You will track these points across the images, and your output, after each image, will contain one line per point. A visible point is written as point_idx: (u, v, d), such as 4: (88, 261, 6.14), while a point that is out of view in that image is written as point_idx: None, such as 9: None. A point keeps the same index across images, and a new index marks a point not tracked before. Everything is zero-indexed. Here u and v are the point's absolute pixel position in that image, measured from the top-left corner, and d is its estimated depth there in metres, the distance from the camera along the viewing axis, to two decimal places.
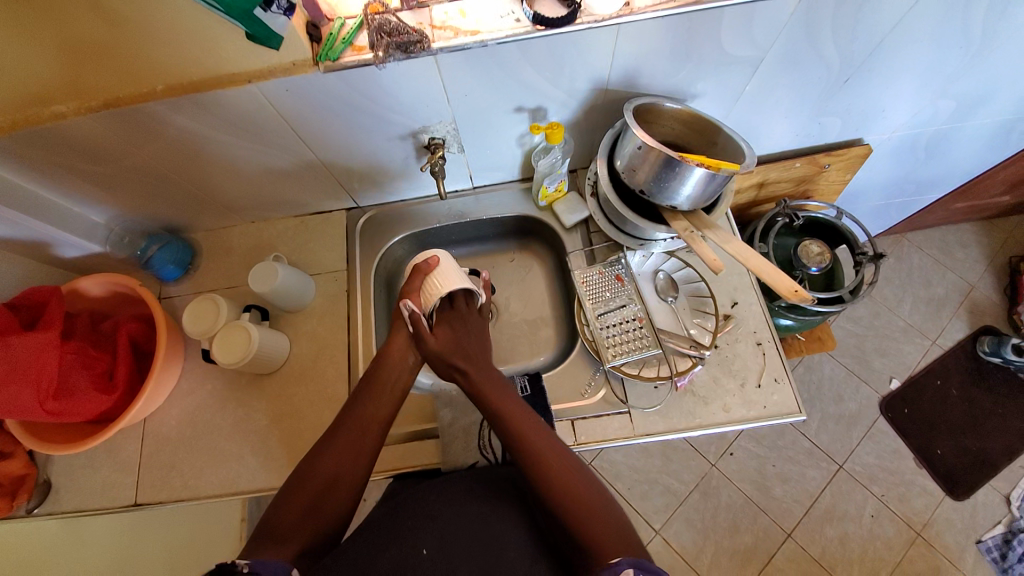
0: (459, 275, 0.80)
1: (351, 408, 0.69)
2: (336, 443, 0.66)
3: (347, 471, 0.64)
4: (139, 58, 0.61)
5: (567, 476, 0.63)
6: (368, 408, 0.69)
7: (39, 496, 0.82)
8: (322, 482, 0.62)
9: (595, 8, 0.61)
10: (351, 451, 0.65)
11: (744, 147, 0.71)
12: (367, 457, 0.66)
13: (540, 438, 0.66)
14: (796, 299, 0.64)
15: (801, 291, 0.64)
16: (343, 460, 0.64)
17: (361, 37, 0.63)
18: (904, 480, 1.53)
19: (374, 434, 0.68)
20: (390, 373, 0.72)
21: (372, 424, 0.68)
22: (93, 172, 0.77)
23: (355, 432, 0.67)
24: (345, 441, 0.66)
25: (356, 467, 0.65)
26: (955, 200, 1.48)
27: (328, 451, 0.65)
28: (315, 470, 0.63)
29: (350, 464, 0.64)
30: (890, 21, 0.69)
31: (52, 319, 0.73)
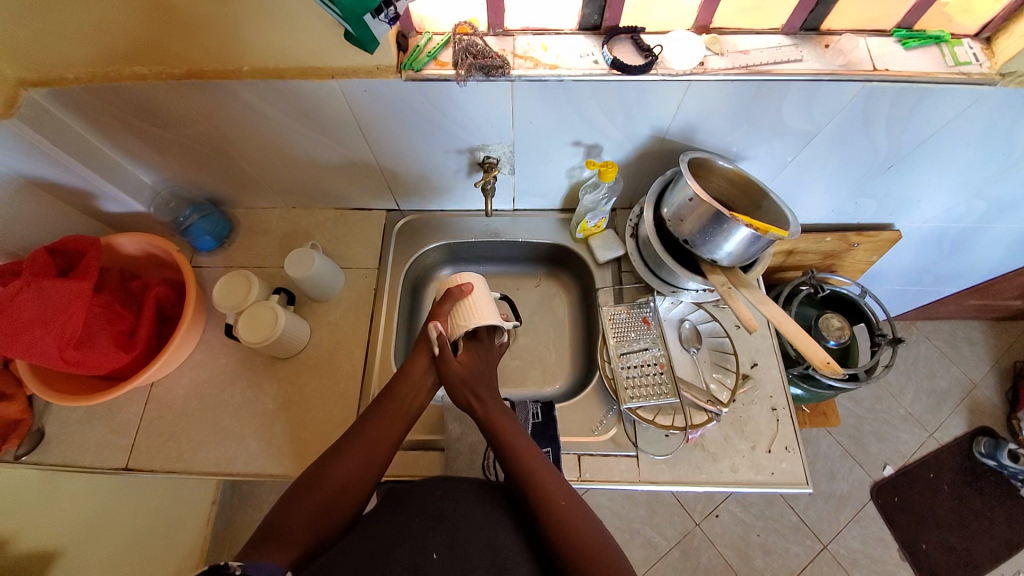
0: (492, 309, 0.77)
1: (369, 417, 0.68)
2: (349, 451, 0.65)
3: (356, 479, 0.63)
4: (232, 40, 0.63)
5: (571, 517, 0.61)
6: (383, 418, 0.68)
7: (30, 443, 0.80)
8: (332, 489, 0.61)
9: (672, 63, 0.65)
10: (362, 460, 0.64)
11: (788, 215, 0.73)
12: (378, 470, 0.64)
13: (546, 475, 0.64)
14: (827, 371, 0.64)
15: (831, 363, 0.65)
16: (354, 469, 0.63)
17: (445, 54, 0.66)
18: (888, 570, 1.50)
19: (385, 445, 0.66)
20: (409, 390, 0.71)
21: (384, 436, 0.67)
22: (155, 135, 0.78)
23: (367, 442, 0.66)
24: (357, 451, 0.65)
25: (365, 478, 0.63)
26: (970, 297, 1.51)
27: (340, 458, 0.64)
28: (327, 476, 0.62)
29: (360, 474, 0.63)
30: (943, 118, 0.73)
31: (87, 270, 0.73)
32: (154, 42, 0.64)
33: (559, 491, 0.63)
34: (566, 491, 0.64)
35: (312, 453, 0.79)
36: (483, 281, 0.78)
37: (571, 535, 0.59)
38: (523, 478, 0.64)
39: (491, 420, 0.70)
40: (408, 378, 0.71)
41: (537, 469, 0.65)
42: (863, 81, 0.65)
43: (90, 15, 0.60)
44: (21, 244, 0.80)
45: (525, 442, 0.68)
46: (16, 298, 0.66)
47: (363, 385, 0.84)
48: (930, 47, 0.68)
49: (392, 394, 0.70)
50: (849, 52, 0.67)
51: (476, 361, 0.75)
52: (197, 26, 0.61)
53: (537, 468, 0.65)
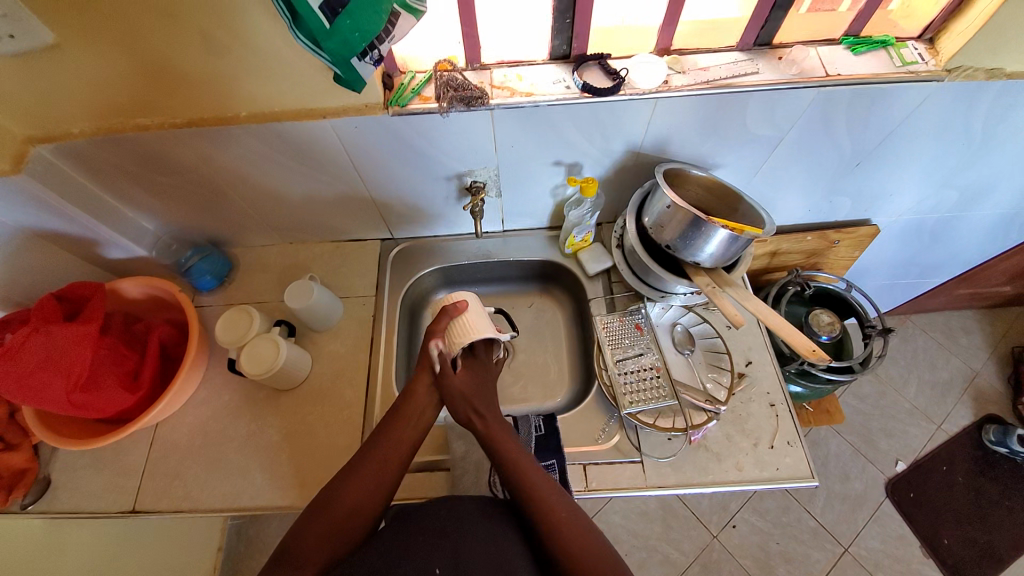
0: (488, 322, 0.77)
1: (374, 439, 0.69)
2: (359, 471, 0.66)
3: (367, 500, 0.63)
4: (228, 89, 0.68)
5: (574, 531, 0.62)
6: (391, 435, 0.69)
7: (36, 492, 0.80)
8: (342, 512, 0.62)
9: (638, 83, 0.70)
10: (370, 480, 0.65)
11: (763, 215, 0.76)
12: (387, 489, 0.65)
13: (547, 489, 0.65)
14: (814, 359, 0.66)
15: (818, 350, 0.67)
16: (364, 489, 0.64)
17: (428, 89, 0.71)
18: (912, 570, 1.47)
19: (395, 463, 0.67)
20: (413, 409, 0.72)
21: (393, 454, 0.68)
22: (156, 181, 0.82)
23: (376, 461, 0.67)
24: (367, 470, 0.66)
25: (377, 497, 0.64)
26: (958, 286, 1.53)
27: (351, 479, 0.65)
28: (338, 498, 0.63)
29: (371, 492, 0.64)
30: (899, 115, 0.77)
31: (93, 314, 0.75)
32: (155, 95, 0.68)
33: (561, 505, 0.64)
34: (566, 502, 0.65)
35: (319, 481, 0.80)
36: (474, 296, 0.79)
37: (574, 547, 0.60)
38: (525, 493, 0.65)
39: (492, 434, 0.71)
40: (411, 397, 0.73)
41: (539, 483, 0.66)
42: (817, 87, 0.70)
43: (95, 75, 0.65)
44: (27, 294, 0.82)
45: (525, 455, 0.69)
46: (25, 343, 0.68)
47: (366, 410, 0.86)
48: (878, 51, 0.74)
49: (396, 414, 0.71)
50: (801, 61, 0.72)
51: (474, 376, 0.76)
52: (194, 78, 0.66)
53: (538, 481, 0.66)
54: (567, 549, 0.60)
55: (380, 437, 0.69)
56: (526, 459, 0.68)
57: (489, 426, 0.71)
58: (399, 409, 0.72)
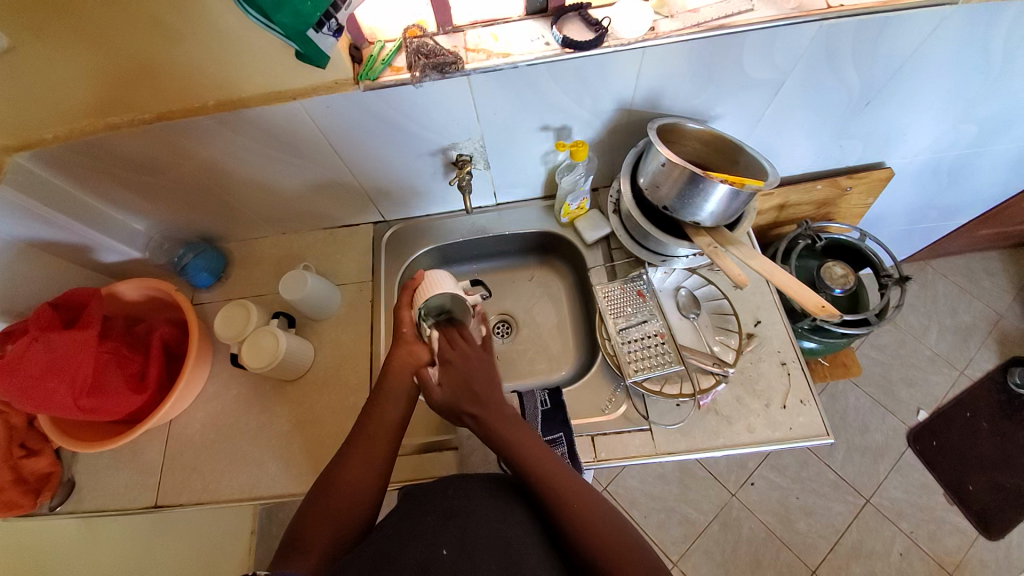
0: (449, 283, 0.78)
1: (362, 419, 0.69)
2: (354, 456, 0.65)
3: (364, 484, 0.64)
4: (192, 77, 0.65)
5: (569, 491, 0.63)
6: (376, 416, 0.69)
7: (63, 493, 0.84)
8: (341, 500, 0.62)
9: (621, 32, 0.64)
10: (364, 463, 0.65)
11: (767, 166, 0.72)
12: (381, 469, 0.65)
13: (537, 448, 0.66)
14: (823, 315, 0.63)
15: (827, 307, 0.64)
16: (359, 473, 0.64)
17: (400, 59, 0.67)
18: (935, 517, 1.46)
19: (385, 444, 0.67)
20: (394, 385, 0.71)
21: (381, 435, 0.68)
22: (138, 181, 0.81)
23: (369, 444, 0.66)
24: (361, 454, 0.65)
25: (373, 480, 0.64)
26: (981, 226, 1.46)
27: (347, 464, 0.65)
28: (335, 486, 0.63)
29: (366, 476, 0.64)
30: (912, 45, 0.71)
31: (91, 319, 0.75)
32: (120, 91, 0.66)
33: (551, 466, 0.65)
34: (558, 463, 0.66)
35: None
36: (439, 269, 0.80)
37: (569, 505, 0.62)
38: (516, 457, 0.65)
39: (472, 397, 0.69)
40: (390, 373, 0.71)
41: (528, 445, 0.66)
42: (819, 20, 0.64)
43: (56, 74, 0.63)
44: (29, 304, 0.83)
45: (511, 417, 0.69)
46: (24, 357, 0.68)
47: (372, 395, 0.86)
48: None
49: (379, 392, 0.70)
50: None
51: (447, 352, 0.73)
52: (157, 69, 0.63)
53: (527, 444, 0.66)
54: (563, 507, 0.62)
55: (368, 420, 0.69)
56: (523, 433, 0.67)
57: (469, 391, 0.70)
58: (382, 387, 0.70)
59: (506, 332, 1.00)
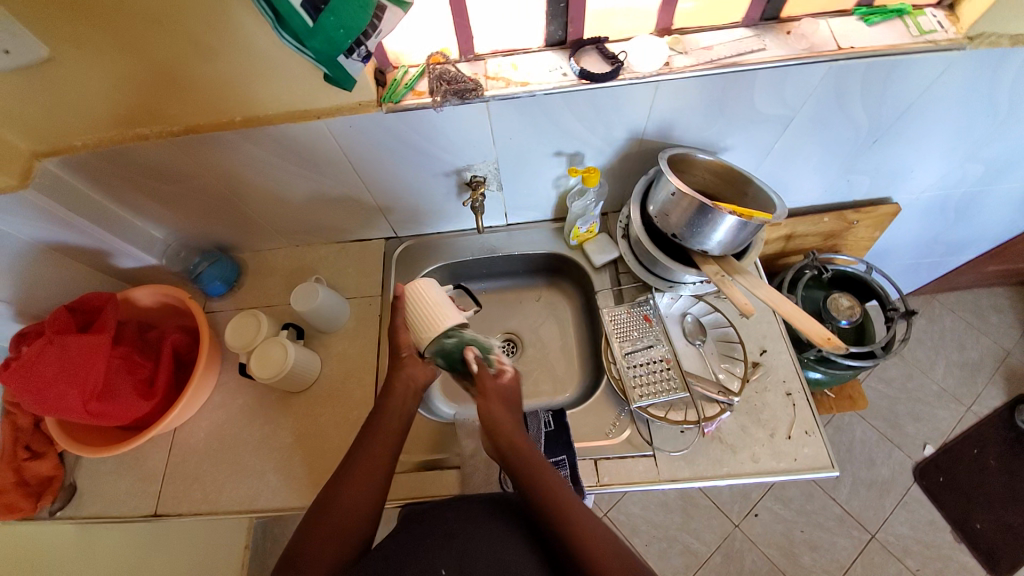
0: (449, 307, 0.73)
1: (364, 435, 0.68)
2: (355, 471, 0.65)
3: (365, 500, 0.63)
4: (222, 92, 0.67)
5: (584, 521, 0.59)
6: (376, 434, 0.68)
7: (64, 497, 0.84)
8: (340, 516, 0.61)
9: (637, 66, 0.67)
10: (365, 480, 0.64)
11: (776, 200, 0.73)
12: (382, 486, 0.64)
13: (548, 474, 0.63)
14: (830, 348, 0.62)
15: (834, 338, 0.63)
16: (359, 489, 0.63)
17: (422, 84, 0.69)
18: (942, 557, 1.42)
19: (387, 456, 0.67)
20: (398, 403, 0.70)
21: (383, 449, 0.67)
22: (161, 189, 0.83)
23: (370, 460, 0.66)
24: (362, 468, 0.65)
25: (374, 496, 0.64)
26: (988, 262, 1.47)
27: (348, 479, 0.64)
28: (336, 502, 0.62)
29: (367, 491, 0.63)
30: (920, 85, 0.73)
31: (105, 323, 0.77)
32: (152, 103, 0.69)
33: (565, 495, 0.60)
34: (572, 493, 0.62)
35: None
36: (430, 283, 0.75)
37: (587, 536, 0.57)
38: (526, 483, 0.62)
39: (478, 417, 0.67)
40: (392, 394, 0.71)
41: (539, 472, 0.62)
42: (828, 61, 0.67)
43: (92, 87, 0.65)
44: (45, 306, 0.84)
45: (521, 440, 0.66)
46: (41, 357, 0.70)
47: (376, 410, 0.86)
48: (893, 21, 0.69)
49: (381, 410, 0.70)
50: (810, 35, 0.68)
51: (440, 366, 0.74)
52: (190, 84, 0.66)
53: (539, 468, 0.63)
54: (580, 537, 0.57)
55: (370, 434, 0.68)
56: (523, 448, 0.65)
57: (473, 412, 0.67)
58: (384, 407, 0.71)
59: (512, 351, 1.00)
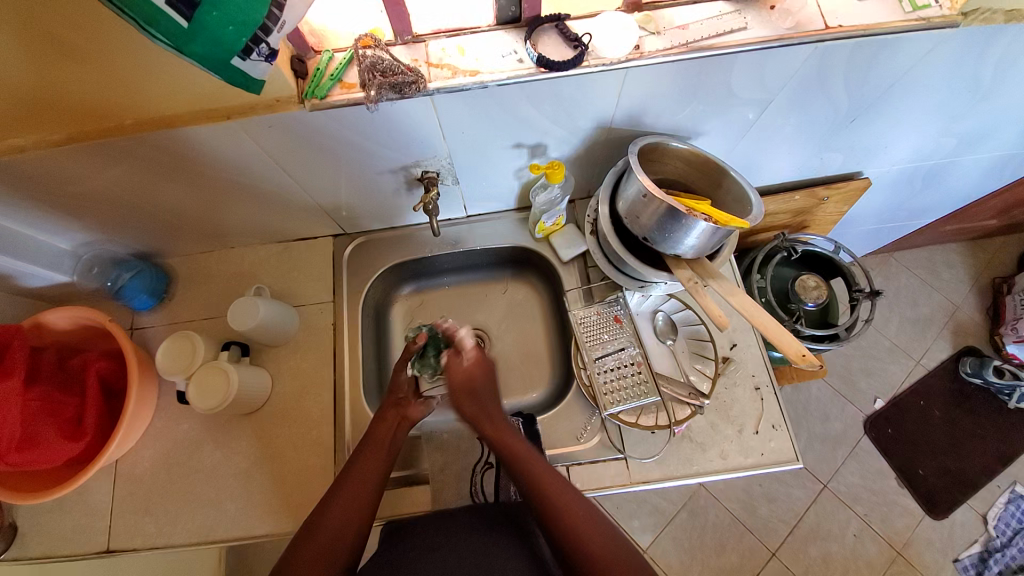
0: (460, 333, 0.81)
1: (355, 455, 0.69)
2: (340, 495, 0.65)
3: (349, 524, 0.63)
4: (107, 92, 0.55)
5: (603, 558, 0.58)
6: (366, 457, 0.68)
7: (6, 539, 0.77)
8: (327, 536, 0.61)
9: (604, 51, 0.58)
10: (352, 500, 0.64)
11: (751, 196, 0.68)
12: (369, 507, 0.65)
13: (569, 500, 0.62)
14: (805, 365, 0.58)
15: (809, 355, 0.59)
16: (345, 512, 0.63)
17: (351, 74, 0.58)
18: (886, 499, 1.56)
19: (373, 480, 0.67)
20: (387, 429, 0.72)
21: (369, 475, 0.67)
22: (56, 200, 0.70)
23: (354, 484, 0.66)
24: (346, 496, 0.65)
25: (358, 521, 0.63)
26: (947, 223, 1.50)
27: (330, 506, 0.64)
28: (323, 524, 0.62)
29: (355, 512, 0.63)
30: (906, 64, 0.67)
31: (13, 365, 0.68)
32: (17, 108, 0.55)
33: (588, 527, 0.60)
34: (576, 497, 0.63)
35: (296, 506, 0.77)
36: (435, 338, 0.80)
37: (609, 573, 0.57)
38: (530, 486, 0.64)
39: (501, 438, 0.69)
40: (382, 420, 0.72)
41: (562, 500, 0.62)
42: (814, 42, 0.60)
43: None
44: None
45: (543, 464, 0.66)
46: None
47: (337, 427, 0.82)
48: None
49: (370, 436, 0.71)
50: (796, 11, 0.61)
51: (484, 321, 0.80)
52: (62, 84, 0.53)
53: (557, 492, 0.63)
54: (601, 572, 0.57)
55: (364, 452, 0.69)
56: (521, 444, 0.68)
57: (497, 431, 0.70)
58: (374, 432, 0.71)
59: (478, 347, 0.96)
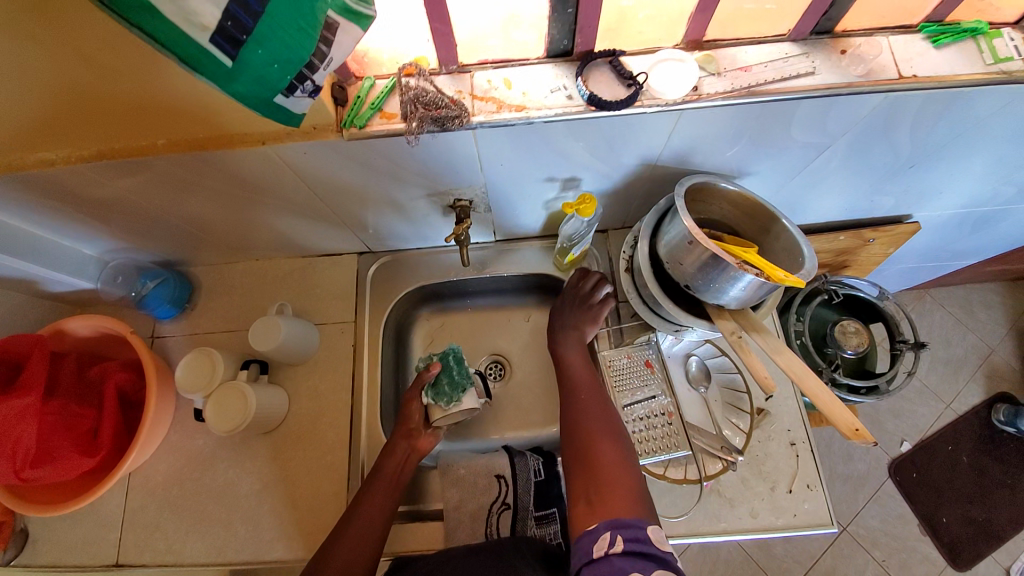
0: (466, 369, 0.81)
1: (362, 490, 0.70)
2: (346, 533, 0.65)
3: (354, 561, 0.63)
4: (142, 111, 0.53)
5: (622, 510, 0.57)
6: (371, 495, 0.69)
7: (16, 546, 0.77)
8: (335, 572, 0.61)
9: (661, 93, 0.54)
10: (358, 539, 0.65)
11: (803, 247, 0.64)
12: (374, 546, 0.65)
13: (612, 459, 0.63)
14: (858, 441, 0.54)
15: (862, 429, 0.54)
16: (351, 549, 0.63)
17: (392, 103, 0.56)
18: (907, 546, 1.50)
19: (378, 518, 0.67)
20: (394, 465, 0.72)
21: (376, 513, 0.67)
22: (85, 209, 0.69)
23: (362, 521, 0.66)
24: (353, 533, 0.65)
25: (364, 559, 0.63)
26: (989, 264, 1.43)
27: (338, 543, 0.64)
28: (330, 561, 0.62)
29: (360, 551, 0.64)
30: (976, 116, 0.63)
31: (32, 378, 0.66)
32: (52, 124, 0.54)
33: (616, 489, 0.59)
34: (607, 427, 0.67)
35: (306, 533, 0.75)
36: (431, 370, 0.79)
37: (617, 519, 0.56)
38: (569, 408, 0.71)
39: (575, 390, 0.72)
40: (392, 455, 0.73)
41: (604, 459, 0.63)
42: (886, 91, 0.56)
43: None
44: None
45: (604, 426, 0.67)
46: None
47: (352, 454, 0.80)
48: (964, 44, 0.58)
49: (377, 471, 0.71)
50: (871, 57, 0.57)
51: (576, 306, 0.81)
52: (99, 102, 0.51)
53: (589, 421, 0.68)
54: (609, 519, 0.56)
55: (371, 487, 0.70)
56: (585, 373, 0.75)
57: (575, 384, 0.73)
58: (379, 468, 0.72)
59: (499, 375, 0.93)
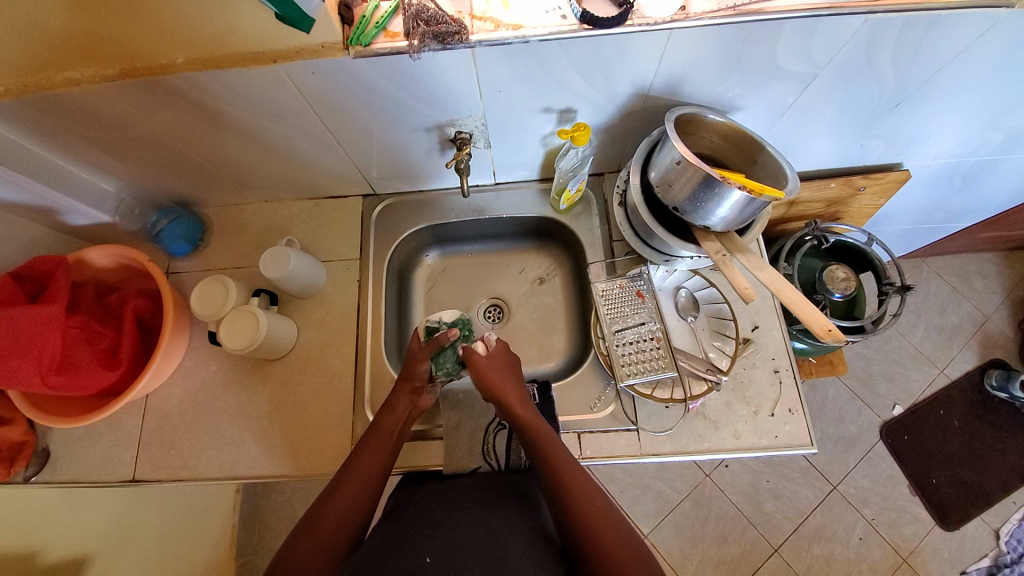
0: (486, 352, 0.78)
1: (358, 446, 0.71)
2: (341, 487, 0.67)
3: (349, 515, 0.65)
4: (158, 28, 0.56)
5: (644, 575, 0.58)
6: (365, 452, 0.70)
7: (38, 463, 0.81)
8: (330, 526, 0.64)
9: (647, 11, 0.58)
10: (353, 492, 0.67)
11: (786, 171, 0.68)
12: (369, 500, 0.67)
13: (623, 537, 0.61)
14: (830, 340, 0.59)
15: (834, 329, 0.59)
16: (345, 503, 0.66)
17: (396, 23, 0.59)
18: (896, 506, 1.53)
19: (374, 473, 0.69)
20: (393, 423, 0.72)
21: (371, 466, 0.69)
22: (103, 140, 0.73)
23: (359, 475, 0.68)
24: (349, 486, 0.67)
25: (359, 510, 0.66)
26: (983, 230, 1.44)
27: (333, 497, 0.66)
28: (325, 515, 0.65)
29: (356, 506, 0.66)
30: (957, 47, 0.65)
31: (58, 292, 0.71)
32: (74, 41, 0.57)
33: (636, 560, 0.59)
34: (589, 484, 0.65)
35: (313, 452, 0.80)
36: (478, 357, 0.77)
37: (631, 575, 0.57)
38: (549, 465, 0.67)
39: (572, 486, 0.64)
40: (391, 413, 0.73)
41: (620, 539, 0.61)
42: (864, 13, 0.58)
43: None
44: None
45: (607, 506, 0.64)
46: None
47: (357, 379, 0.84)
48: None
49: (375, 429, 0.72)
50: None
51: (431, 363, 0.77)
52: (119, 17, 0.55)
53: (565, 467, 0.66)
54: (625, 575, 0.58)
55: (368, 441, 0.71)
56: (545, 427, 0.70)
57: (571, 480, 0.65)
58: (377, 426, 0.72)
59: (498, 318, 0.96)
